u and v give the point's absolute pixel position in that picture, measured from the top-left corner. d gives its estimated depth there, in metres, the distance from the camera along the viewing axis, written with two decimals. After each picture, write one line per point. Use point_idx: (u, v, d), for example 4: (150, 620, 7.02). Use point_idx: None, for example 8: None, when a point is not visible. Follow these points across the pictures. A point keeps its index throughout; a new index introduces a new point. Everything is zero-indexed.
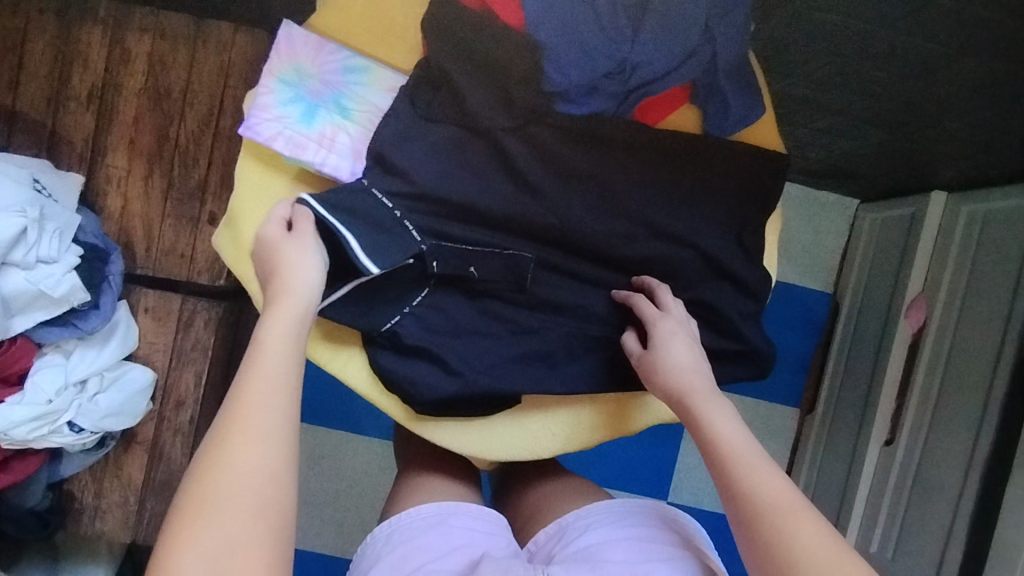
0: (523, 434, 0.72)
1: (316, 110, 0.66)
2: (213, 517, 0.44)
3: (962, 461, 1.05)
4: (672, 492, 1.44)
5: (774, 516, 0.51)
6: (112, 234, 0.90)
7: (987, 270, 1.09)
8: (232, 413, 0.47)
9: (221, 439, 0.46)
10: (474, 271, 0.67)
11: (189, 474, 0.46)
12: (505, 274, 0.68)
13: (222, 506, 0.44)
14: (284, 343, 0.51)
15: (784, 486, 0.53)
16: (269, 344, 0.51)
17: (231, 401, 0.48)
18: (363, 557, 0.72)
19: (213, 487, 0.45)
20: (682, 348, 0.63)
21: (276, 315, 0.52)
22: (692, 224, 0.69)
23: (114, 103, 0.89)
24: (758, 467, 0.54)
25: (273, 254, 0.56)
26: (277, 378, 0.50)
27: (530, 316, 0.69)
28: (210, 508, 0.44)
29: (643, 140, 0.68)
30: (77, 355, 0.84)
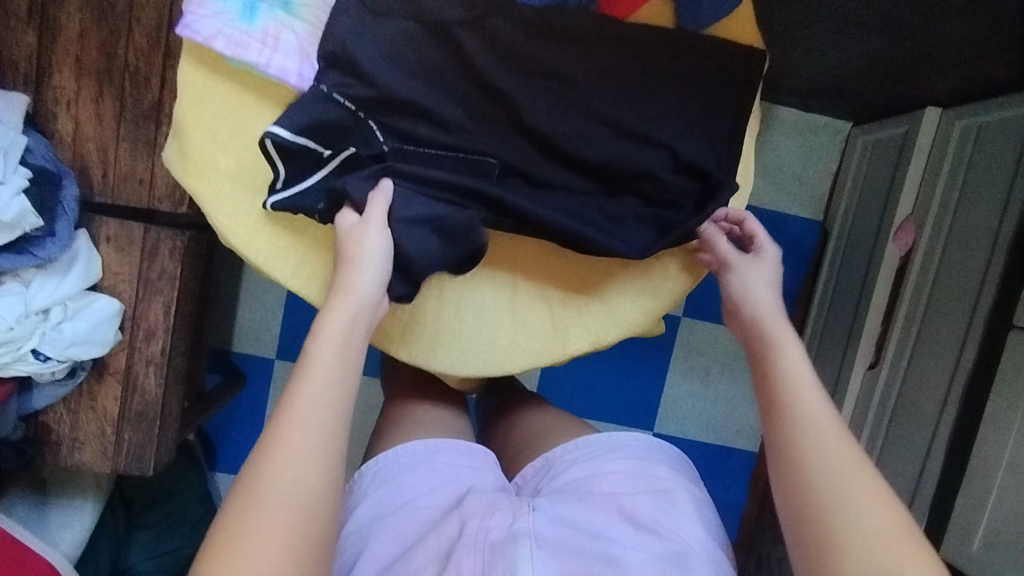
0: (494, 348, 0.70)
1: (258, 5, 0.62)
2: (264, 512, 0.46)
3: (944, 380, 1.04)
4: (658, 423, 1.45)
5: (818, 459, 0.54)
6: (66, 159, 0.86)
7: (980, 186, 1.06)
8: (291, 400, 0.51)
9: (276, 436, 0.49)
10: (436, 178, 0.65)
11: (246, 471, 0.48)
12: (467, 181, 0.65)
13: (268, 500, 0.47)
14: (340, 343, 0.54)
15: (842, 434, 0.56)
16: (329, 342, 0.54)
17: (286, 401, 0.51)
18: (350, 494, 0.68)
19: (269, 485, 0.47)
20: (763, 291, 0.66)
21: (330, 317, 0.55)
22: (662, 123, 0.66)
23: (56, 17, 0.84)
24: (818, 409, 0.57)
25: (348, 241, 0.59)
26: (333, 382, 0.52)
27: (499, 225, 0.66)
28: (263, 506, 0.46)
29: (608, 33, 0.64)
30: (36, 284, 0.82)
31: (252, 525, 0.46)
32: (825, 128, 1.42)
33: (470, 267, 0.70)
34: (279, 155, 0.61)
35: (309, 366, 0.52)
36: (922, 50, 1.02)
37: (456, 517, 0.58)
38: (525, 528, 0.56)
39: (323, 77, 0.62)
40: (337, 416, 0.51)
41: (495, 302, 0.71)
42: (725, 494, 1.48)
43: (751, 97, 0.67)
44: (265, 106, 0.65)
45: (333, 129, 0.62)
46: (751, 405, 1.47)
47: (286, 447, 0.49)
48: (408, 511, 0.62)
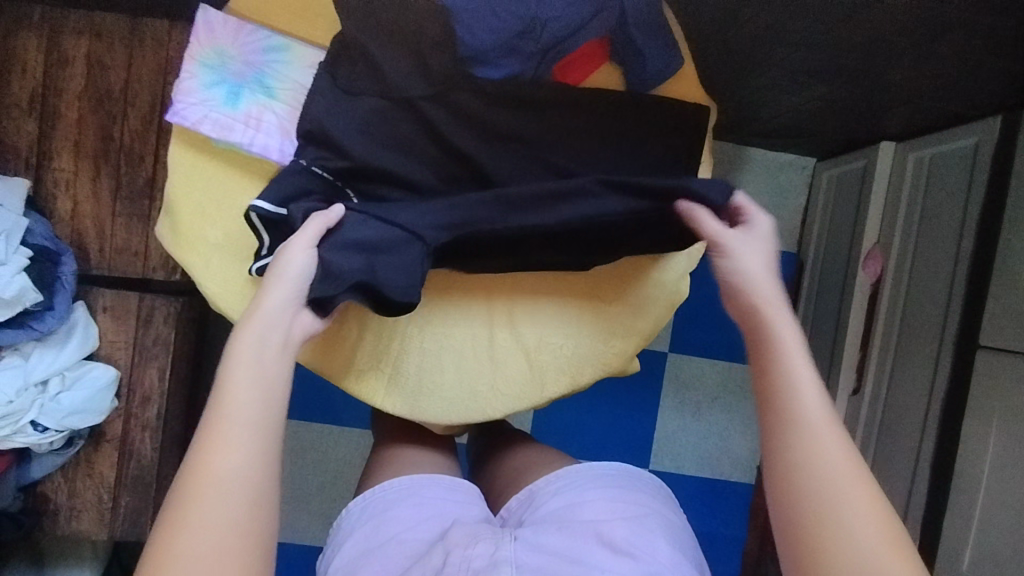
0: (475, 396, 0.74)
1: (241, 91, 0.67)
2: (195, 539, 0.45)
3: (922, 403, 1.07)
4: (652, 459, 1.46)
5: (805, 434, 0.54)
6: (65, 236, 0.91)
7: (937, 213, 1.11)
8: (214, 420, 0.50)
9: (201, 459, 0.48)
10: None
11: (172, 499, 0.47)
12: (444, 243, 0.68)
13: (198, 526, 0.46)
14: (256, 362, 0.53)
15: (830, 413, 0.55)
16: (245, 362, 0.52)
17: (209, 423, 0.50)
18: (338, 530, 0.71)
19: (195, 510, 0.46)
20: (750, 263, 0.64)
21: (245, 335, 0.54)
22: (617, 176, 0.71)
23: (55, 107, 0.90)
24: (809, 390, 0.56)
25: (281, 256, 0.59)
26: (253, 400, 0.51)
27: None
28: (192, 531, 0.46)
29: (563, 99, 0.69)
30: (35, 357, 0.86)
31: (181, 555, 0.45)
32: (790, 164, 1.48)
33: (447, 316, 0.74)
34: (265, 229, 0.65)
35: (229, 387, 0.51)
36: (869, 93, 1.09)
37: (442, 547, 0.61)
38: (506, 555, 0.59)
39: (303, 152, 0.67)
40: (261, 432, 0.50)
41: (473, 350, 0.74)
42: (725, 529, 1.47)
43: (699, 148, 0.73)
44: (251, 181, 0.70)
45: (313, 200, 0.66)
46: (743, 436, 1.48)
47: (211, 471, 0.48)
48: (394, 544, 0.64)
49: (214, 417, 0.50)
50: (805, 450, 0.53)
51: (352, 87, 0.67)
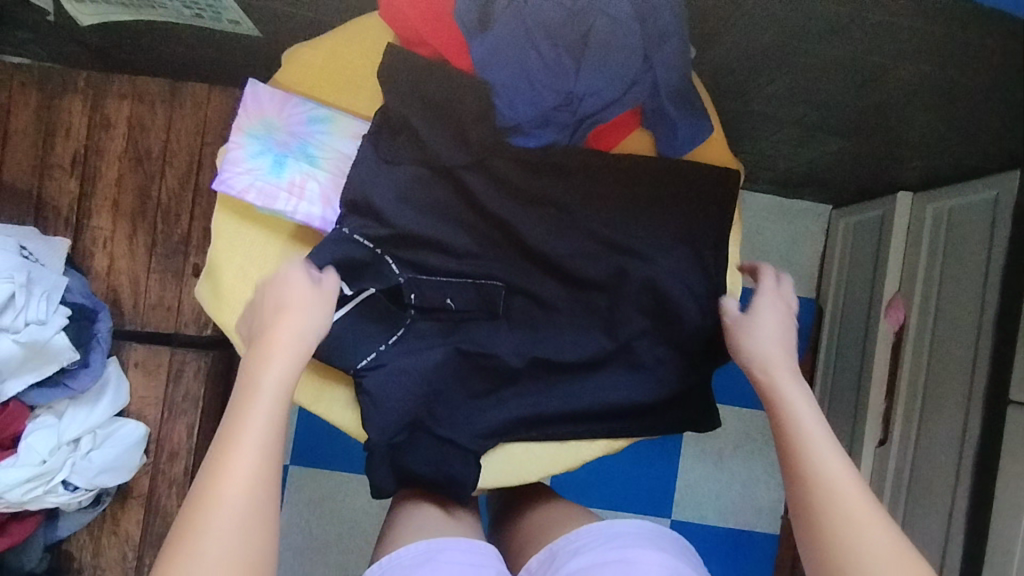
0: (510, 458, 0.73)
1: (285, 160, 0.69)
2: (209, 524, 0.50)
3: (952, 456, 1.06)
4: (674, 509, 1.43)
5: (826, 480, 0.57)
6: (100, 292, 0.93)
7: (958, 265, 1.12)
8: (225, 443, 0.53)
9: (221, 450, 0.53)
10: (448, 303, 0.71)
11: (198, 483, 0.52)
12: (476, 304, 0.72)
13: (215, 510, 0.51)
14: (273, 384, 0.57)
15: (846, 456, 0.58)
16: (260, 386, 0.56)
17: (232, 416, 0.55)
18: None
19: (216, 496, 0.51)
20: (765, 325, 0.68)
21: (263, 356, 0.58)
22: (647, 240, 0.72)
23: (96, 167, 0.93)
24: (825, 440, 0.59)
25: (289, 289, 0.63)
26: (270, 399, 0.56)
27: (516, 345, 0.72)
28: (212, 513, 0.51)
29: (597, 166, 0.71)
30: (69, 415, 0.86)
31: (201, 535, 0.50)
32: (806, 211, 1.50)
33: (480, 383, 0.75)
34: None
35: (254, 379, 0.57)
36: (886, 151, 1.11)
37: None
38: None
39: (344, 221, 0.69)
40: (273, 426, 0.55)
41: None
42: None
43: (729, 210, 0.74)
44: (293, 249, 0.72)
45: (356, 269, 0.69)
46: (766, 485, 1.46)
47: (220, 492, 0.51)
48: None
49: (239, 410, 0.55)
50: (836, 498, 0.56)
51: (395, 156, 0.69)
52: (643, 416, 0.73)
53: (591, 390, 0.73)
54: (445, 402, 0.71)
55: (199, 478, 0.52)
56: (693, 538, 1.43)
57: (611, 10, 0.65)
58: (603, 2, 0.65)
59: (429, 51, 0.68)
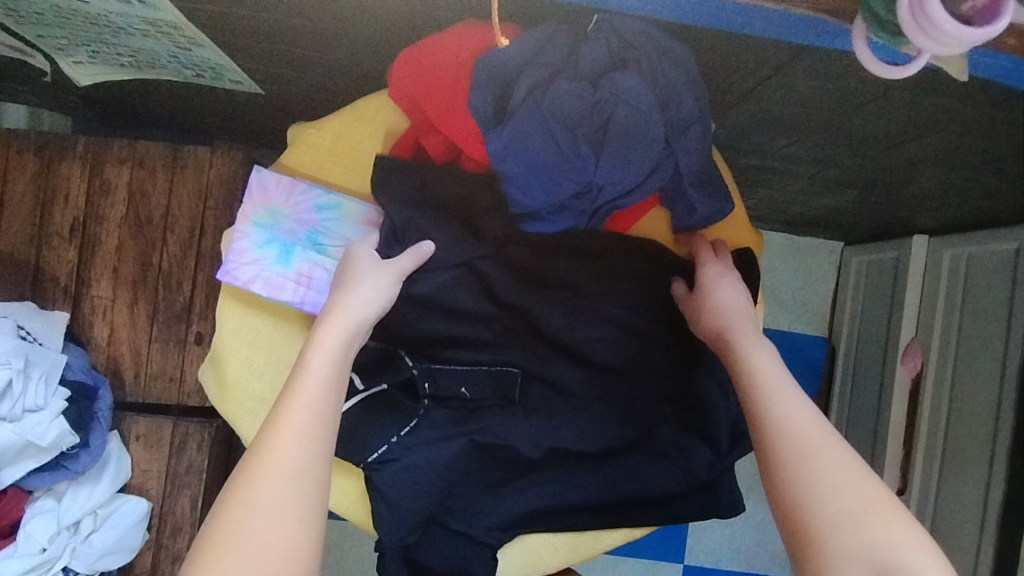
0: (526, 548, 0.72)
1: (292, 249, 0.66)
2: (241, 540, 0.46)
3: (975, 515, 1.03)
4: (687, 555, 1.41)
5: (791, 438, 0.51)
6: (100, 363, 0.90)
7: (978, 316, 1.09)
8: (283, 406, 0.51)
9: (260, 450, 0.50)
10: (464, 392, 0.68)
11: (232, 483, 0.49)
12: (490, 392, 0.68)
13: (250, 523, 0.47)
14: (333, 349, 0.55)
15: (815, 427, 0.52)
16: (309, 379, 0.52)
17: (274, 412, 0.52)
18: None
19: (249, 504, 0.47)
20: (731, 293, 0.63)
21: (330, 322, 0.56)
22: (663, 321, 0.70)
23: (96, 235, 0.90)
24: (792, 405, 0.53)
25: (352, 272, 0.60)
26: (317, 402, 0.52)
27: (535, 436, 0.68)
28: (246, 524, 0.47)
29: (612, 249, 0.68)
30: (68, 496, 0.83)
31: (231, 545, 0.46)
32: (818, 248, 1.47)
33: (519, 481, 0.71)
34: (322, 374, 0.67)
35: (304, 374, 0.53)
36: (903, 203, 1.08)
37: None
38: None
39: None
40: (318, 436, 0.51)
41: None
42: None
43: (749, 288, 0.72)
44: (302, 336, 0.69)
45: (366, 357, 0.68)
46: None
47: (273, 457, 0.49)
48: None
49: (285, 407, 0.51)
50: (794, 454, 0.50)
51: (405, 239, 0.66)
52: (665, 505, 0.70)
53: (612, 479, 0.69)
54: (458, 493, 0.69)
55: (232, 481, 0.49)
56: None
57: (634, 101, 0.61)
58: (625, 91, 0.61)
59: (439, 142, 0.67)
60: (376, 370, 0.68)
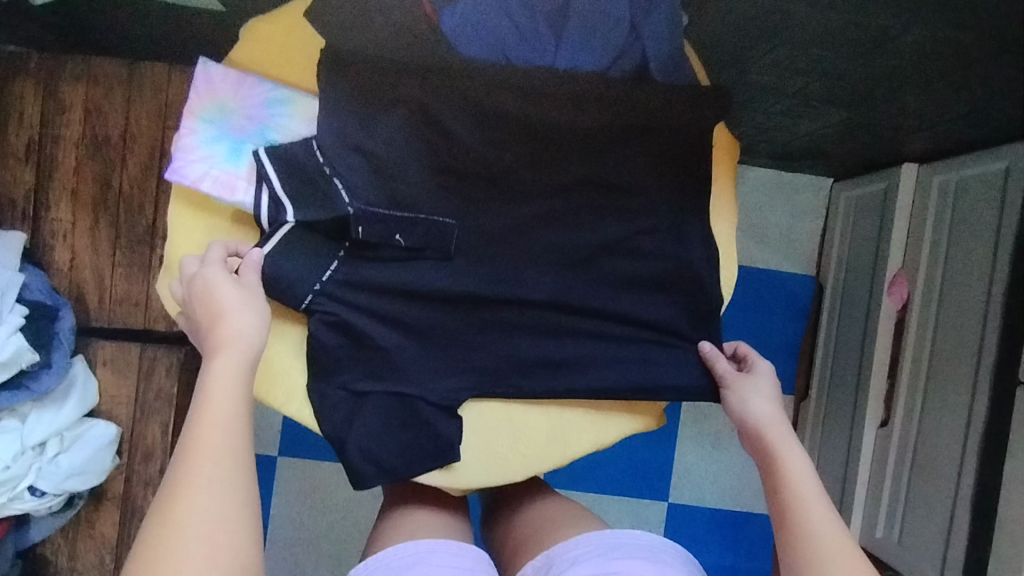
0: (494, 456, 0.70)
1: (242, 146, 0.64)
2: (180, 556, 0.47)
3: (958, 439, 1.02)
4: (672, 493, 1.41)
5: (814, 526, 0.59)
6: (63, 288, 0.88)
7: (964, 239, 1.07)
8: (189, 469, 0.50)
9: (179, 475, 0.50)
10: (399, 239, 0.66)
11: (154, 516, 0.49)
12: (426, 242, 0.67)
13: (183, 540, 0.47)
14: (226, 404, 0.54)
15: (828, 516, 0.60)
16: (214, 398, 0.54)
17: (184, 442, 0.52)
18: None
19: (180, 525, 0.48)
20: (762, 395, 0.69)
21: (219, 367, 0.55)
22: (628, 224, 0.69)
23: (53, 155, 0.87)
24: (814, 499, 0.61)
25: (212, 291, 0.58)
26: (226, 424, 0.53)
27: (500, 339, 0.70)
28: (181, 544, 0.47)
29: (575, 142, 0.67)
30: (32, 418, 0.82)
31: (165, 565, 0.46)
32: (807, 186, 1.44)
33: (490, 399, 0.71)
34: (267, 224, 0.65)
35: (206, 398, 0.54)
36: (890, 127, 1.06)
37: None
38: None
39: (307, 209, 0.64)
40: (235, 448, 0.52)
41: (496, 420, 0.71)
42: (749, 565, 1.42)
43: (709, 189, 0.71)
44: (252, 237, 0.67)
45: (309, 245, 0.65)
46: None
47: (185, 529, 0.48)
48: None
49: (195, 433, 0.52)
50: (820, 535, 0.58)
51: (371, 124, 0.65)
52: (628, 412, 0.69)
53: (579, 375, 0.70)
54: (422, 401, 0.68)
55: (155, 513, 0.49)
56: (690, 522, 1.41)
57: None
58: None
59: None
60: (314, 273, 0.65)
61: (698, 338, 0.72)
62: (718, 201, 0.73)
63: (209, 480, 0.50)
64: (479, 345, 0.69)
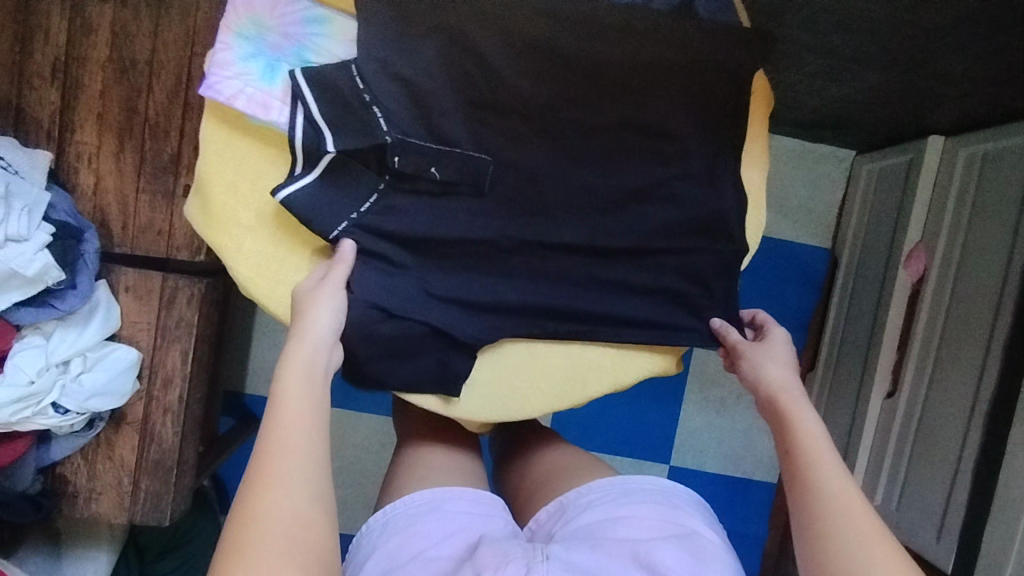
0: (514, 393, 0.72)
1: (278, 65, 0.64)
2: (261, 547, 0.49)
3: (964, 409, 1.03)
4: (674, 455, 1.43)
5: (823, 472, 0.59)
6: (87, 213, 0.88)
7: (988, 212, 1.06)
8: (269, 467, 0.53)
9: (261, 468, 0.53)
10: (434, 172, 0.66)
11: (238, 508, 0.51)
12: (460, 176, 0.66)
13: (263, 533, 0.50)
14: (301, 407, 0.57)
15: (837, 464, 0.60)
16: (294, 398, 0.57)
17: (265, 436, 0.55)
18: (361, 546, 0.71)
19: (264, 516, 0.51)
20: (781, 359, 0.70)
21: (296, 368, 0.59)
22: (661, 168, 0.68)
23: (79, 77, 0.87)
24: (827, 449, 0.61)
25: (300, 301, 0.63)
26: (306, 424, 0.56)
27: (527, 275, 0.69)
28: (261, 537, 0.50)
29: (614, 80, 0.66)
30: (57, 336, 0.83)
31: (249, 553, 0.49)
32: (829, 157, 1.43)
33: (509, 345, 0.71)
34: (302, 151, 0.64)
35: (286, 397, 0.57)
36: (922, 95, 1.04)
37: (471, 566, 0.62)
38: None
39: (343, 132, 0.63)
40: (313, 444, 0.55)
41: (514, 362, 0.72)
42: (746, 528, 1.45)
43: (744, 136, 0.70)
44: (286, 160, 0.67)
45: (347, 171, 0.66)
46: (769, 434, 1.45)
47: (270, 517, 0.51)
48: (420, 563, 0.65)
49: (274, 428, 0.55)
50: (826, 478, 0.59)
51: (406, 50, 0.64)
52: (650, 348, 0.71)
53: (599, 317, 0.70)
54: (446, 333, 0.68)
55: (239, 503, 0.52)
56: (691, 484, 1.44)
57: None
58: None
59: None
60: (350, 202, 0.66)
61: (721, 288, 0.72)
62: (751, 146, 0.72)
63: (289, 475, 0.53)
64: (502, 282, 0.69)
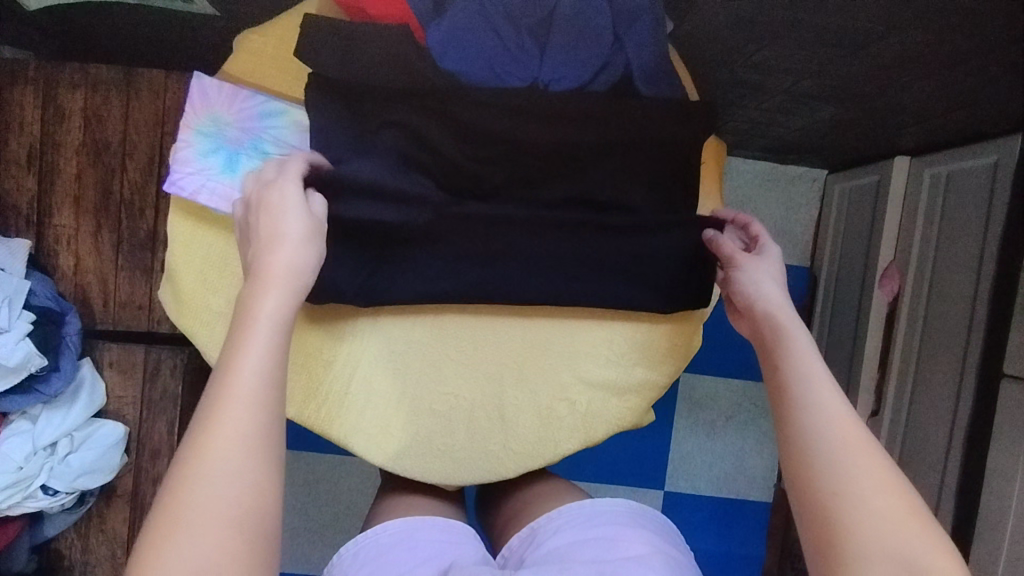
0: (487, 456, 0.73)
1: (237, 157, 0.67)
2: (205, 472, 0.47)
3: (945, 431, 1.04)
4: (668, 481, 1.44)
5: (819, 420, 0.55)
6: (68, 293, 0.90)
7: (954, 232, 1.07)
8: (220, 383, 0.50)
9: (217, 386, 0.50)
10: (393, 257, 0.68)
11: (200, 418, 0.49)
12: (421, 259, 0.69)
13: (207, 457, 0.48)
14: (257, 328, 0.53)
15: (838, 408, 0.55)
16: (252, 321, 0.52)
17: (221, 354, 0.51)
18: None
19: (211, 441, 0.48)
20: (770, 287, 0.64)
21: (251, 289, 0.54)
22: (615, 230, 0.70)
23: (54, 162, 0.89)
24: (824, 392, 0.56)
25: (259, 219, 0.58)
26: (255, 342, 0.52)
27: None
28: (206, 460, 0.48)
29: (562, 152, 0.68)
30: (44, 420, 0.86)
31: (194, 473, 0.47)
32: (801, 177, 1.46)
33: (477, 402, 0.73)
34: None
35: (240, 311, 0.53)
36: (881, 123, 1.06)
37: None
38: None
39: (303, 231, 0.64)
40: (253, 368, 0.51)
41: (486, 424, 0.73)
42: (742, 549, 1.45)
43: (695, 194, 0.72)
44: None
45: None
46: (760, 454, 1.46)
47: (220, 431, 0.48)
48: None
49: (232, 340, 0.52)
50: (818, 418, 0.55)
51: (360, 139, 0.66)
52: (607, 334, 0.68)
53: None
54: None
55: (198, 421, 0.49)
56: (687, 509, 1.44)
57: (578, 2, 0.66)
58: None
59: (362, 17, 0.68)
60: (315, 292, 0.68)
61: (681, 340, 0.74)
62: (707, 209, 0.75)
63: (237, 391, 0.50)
64: None
